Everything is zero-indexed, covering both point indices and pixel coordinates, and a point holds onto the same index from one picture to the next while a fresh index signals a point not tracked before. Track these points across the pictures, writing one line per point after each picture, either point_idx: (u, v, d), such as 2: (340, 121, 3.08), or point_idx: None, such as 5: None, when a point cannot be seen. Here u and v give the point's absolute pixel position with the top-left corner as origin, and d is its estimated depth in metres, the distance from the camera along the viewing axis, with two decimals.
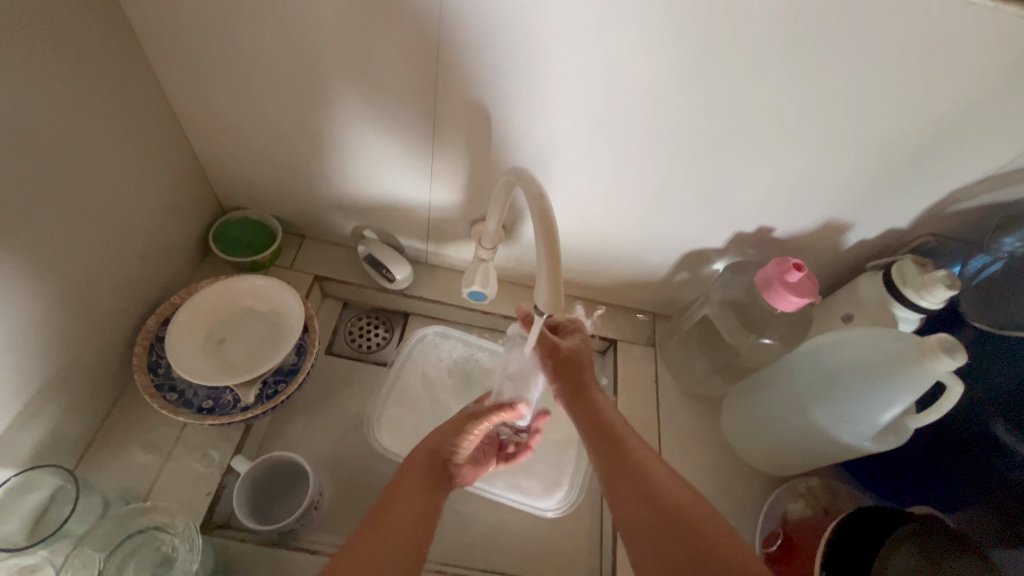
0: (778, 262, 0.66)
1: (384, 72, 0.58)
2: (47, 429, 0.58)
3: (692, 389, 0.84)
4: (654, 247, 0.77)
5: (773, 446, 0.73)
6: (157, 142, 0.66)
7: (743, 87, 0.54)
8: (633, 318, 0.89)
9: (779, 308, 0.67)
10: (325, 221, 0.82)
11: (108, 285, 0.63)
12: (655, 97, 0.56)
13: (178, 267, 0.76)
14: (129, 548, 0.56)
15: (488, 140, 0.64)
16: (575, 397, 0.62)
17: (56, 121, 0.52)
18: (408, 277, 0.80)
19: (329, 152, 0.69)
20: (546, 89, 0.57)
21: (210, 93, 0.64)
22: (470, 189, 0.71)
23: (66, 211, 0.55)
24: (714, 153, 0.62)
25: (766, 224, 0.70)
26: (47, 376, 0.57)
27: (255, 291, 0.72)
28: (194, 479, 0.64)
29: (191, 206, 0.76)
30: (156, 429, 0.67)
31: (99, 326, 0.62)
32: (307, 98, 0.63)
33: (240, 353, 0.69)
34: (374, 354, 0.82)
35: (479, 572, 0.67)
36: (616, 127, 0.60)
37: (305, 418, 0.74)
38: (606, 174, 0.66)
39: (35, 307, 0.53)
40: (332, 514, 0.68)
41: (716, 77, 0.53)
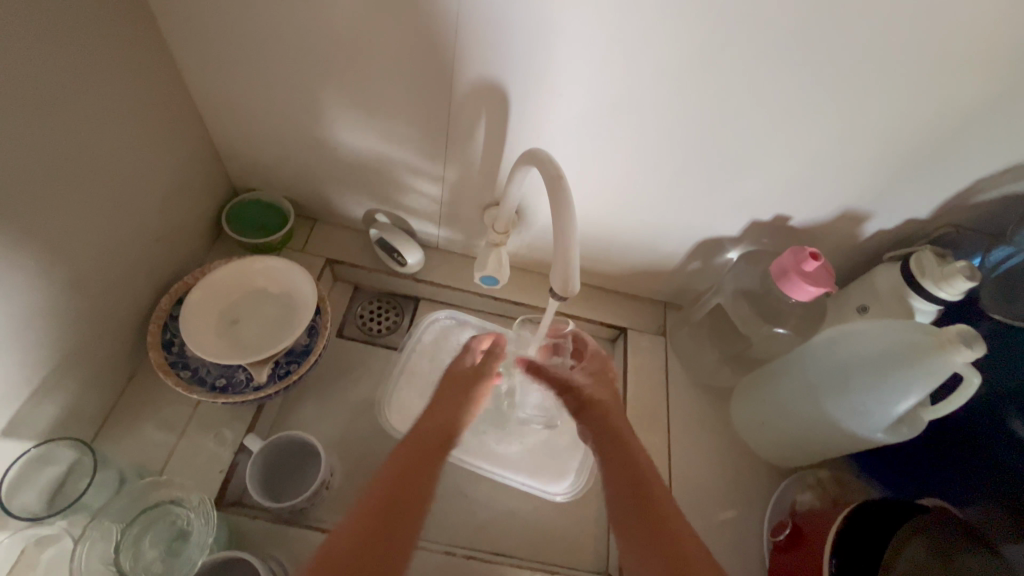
0: (795, 250, 0.65)
1: (400, 57, 0.58)
2: (64, 403, 0.59)
3: (702, 379, 0.84)
4: (668, 236, 0.76)
5: (783, 437, 0.73)
6: (173, 125, 0.66)
7: (765, 74, 0.53)
8: (644, 307, 0.89)
9: (794, 298, 0.66)
10: (338, 205, 0.82)
11: (123, 264, 0.63)
12: (674, 81, 0.55)
13: (192, 248, 0.76)
14: (144, 522, 0.57)
15: (502, 124, 0.63)
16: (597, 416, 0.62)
17: (75, 100, 0.52)
18: (420, 262, 0.80)
19: (343, 137, 0.69)
20: (564, 78, 0.57)
21: (226, 75, 0.64)
22: (484, 176, 0.70)
23: (79, 189, 0.55)
24: (731, 140, 0.61)
25: (783, 214, 0.69)
26: (64, 351, 0.57)
27: (267, 272, 0.72)
28: (207, 457, 0.65)
29: (205, 187, 0.76)
30: (171, 407, 0.67)
31: (115, 303, 0.63)
32: (322, 79, 0.62)
33: (253, 332, 0.69)
34: (385, 338, 0.82)
35: (488, 555, 0.67)
36: (635, 111, 0.59)
37: (316, 399, 0.75)
38: (623, 162, 0.66)
39: (48, 283, 0.53)
40: (342, 494, 0.69)
41: (736, 61, 0.52)
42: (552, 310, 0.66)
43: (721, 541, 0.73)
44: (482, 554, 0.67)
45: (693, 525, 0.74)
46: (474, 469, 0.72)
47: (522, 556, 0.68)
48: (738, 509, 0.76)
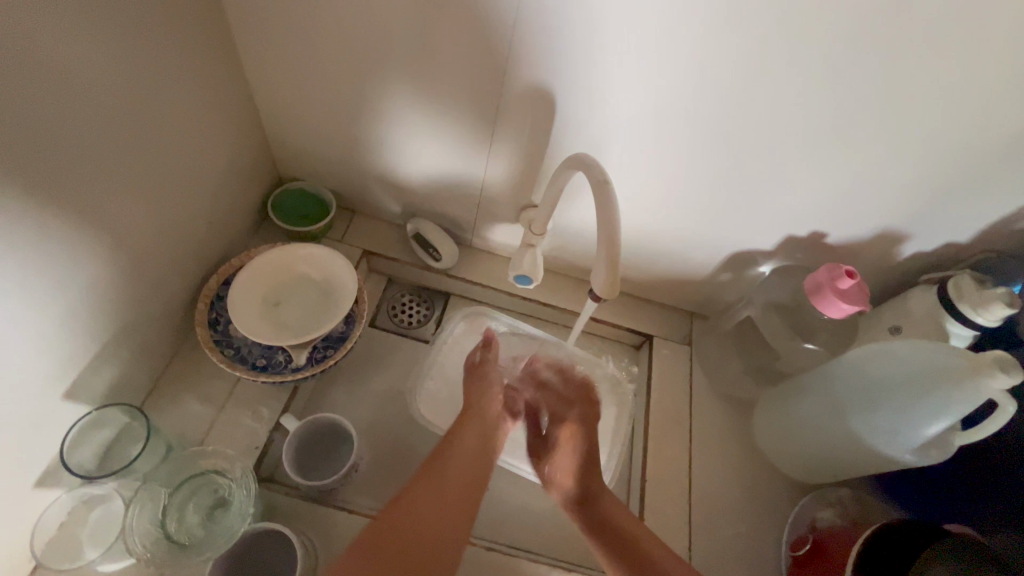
0: (829, 267, 0.66)
1: (451, 59, 0.60)
2: (119, 371, 0.62)
3: (725, 390, 0.84)
4: (700, 246, 0.77)
5: (806, 452, 0.73)
6: (231, 113, 0.70)
7: (808, 92, 0.54)
8: (671, 316, 0.89)
9: (827, 315, 0.66)
10: (378, 199, 0.84)
11: (177, 241, 0.66)
12: (723, 92, 0.56)
13: (238, 231, 0.79)
14: (189, 489, 0.60)
15: (546, 128, 0.65)
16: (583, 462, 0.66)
17: (148, 84, 0.55)
18: (453, 257, 0.82)
19: (388, 133, 0.71)
20: (610, 83, 0.58)
21: (282, 67, 0.67)
22: (522, 178, 0.72)
23: (143, 167, 0.58)
24: (773, 153, 0.61)
25: (819, 230, 0.70)
26: (123, 321, 0.61)
27: (310, 259, 0.74)
28: (245, 433, 0.68)
29: (254, 174, 0.79)
30: (212, 382, 0.70)
31: (168, 279, 0.66)
32: (374, 74, 0.64)
33: (293, 316, 0.72)
34: (415, 330, 0.84)
35: (505, 547, 0.68)
36: (679, 121, 0.60)
37: (348, 385, 0.77)
38: (661, 171, 0.67)
39: (113, 255, 0.57)
40: (369, 479, 0.71)
41: (790, 76, 0.53)
42: (590, 310, 0.69)
43: (738, 553, 0.73)
44: (500, 546, 0.69)
45: (711, 534, 0.74)
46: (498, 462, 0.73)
47: (539, 552, 0.69)
48: (757, 522, 0.76)
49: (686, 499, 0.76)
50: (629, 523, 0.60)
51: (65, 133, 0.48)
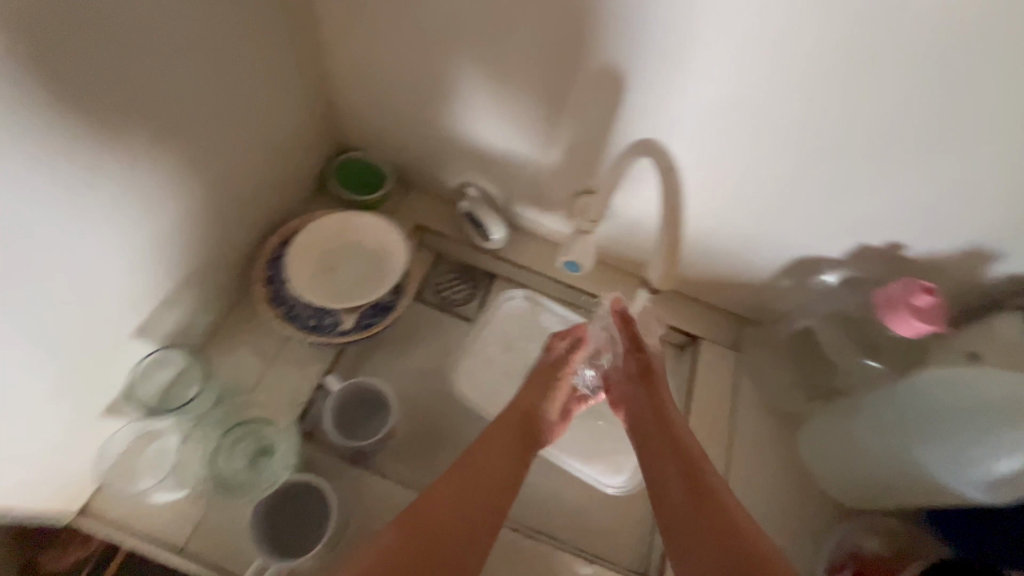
0: (906, 282, 0.61)
1: (523, 33, 0.59)
2: (181, 317, 0.66)
3: (772, 402, 0.81)
4: (762, 249, 0.73)
5: (855, 472, 0.70)
6: (302, 78, 0.71)
7: (905, 89, 0.50)
8: (720, 319, 0.86)
9: (898, 332, 0.62)
10: (433, 174, 0.84)
11: (243, 199, 0.68)
12: (813, 83, 0.52)
13: (298, 195, 0.82)
14: (237, 433, 0.63)
15: (614, 110, 0.63)
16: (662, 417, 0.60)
17: (233, 44, 0.57)
18: (503, 238, 0.81)
19: (452, 107, 0.71)
20: (687, 66, 0.55)
21: (356, 35, 0.68)
22: (581, 162, 0.71)
23: (222, 124, 0.60)
24: (860, 152, 0.57)
25: (897, 241, 0.65)
26: (188, 270, 0.64)
27: (365, 227, 0.75)
28: (291, 389, 0.70)
29: (317, 140, 0.81)
30: (263, 337, 0.73)
31: (232, 235, 0.69)
32: (445, 45, 0.64)
33: (345, 281, 0.74)
34: (457, 308, 0.84)
35: (529, 531, 0.68)
36: (758, 111, 0.57)
37: (389, 354, 0.78)
38: (729, 165, 0.64)
39: (187, 207, 0.59)
40: (402, 447, 0.72)
41: (897, 68, 0.49)
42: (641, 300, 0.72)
43: None
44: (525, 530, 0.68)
45: None
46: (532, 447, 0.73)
47: (563, 540, 0.69)
48: (792, 541, 0.73)
49: None
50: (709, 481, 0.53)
51: (158, 84, 0.50)
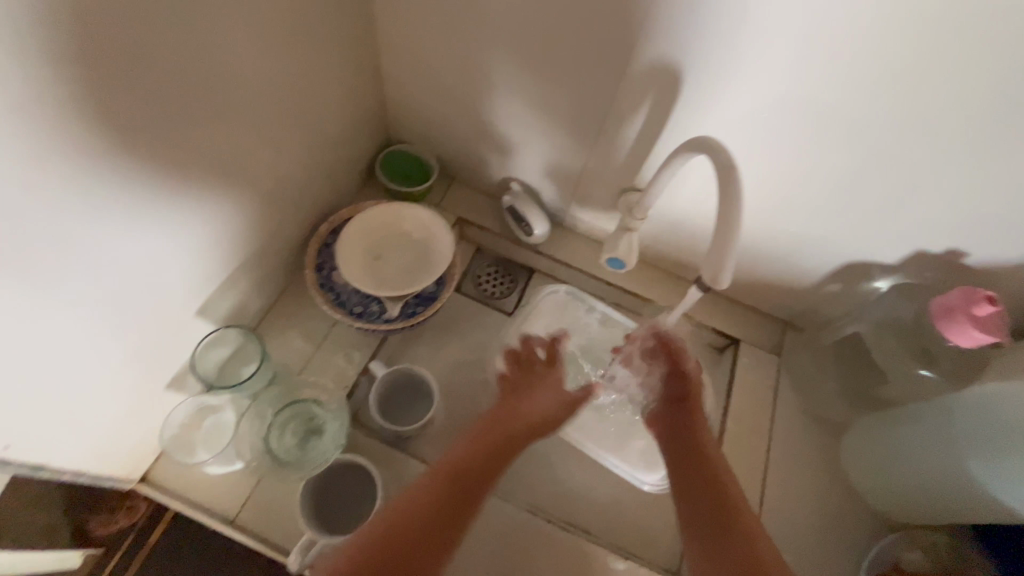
0: (966, 291, 0.59)
1: (578, 30, 0.59)
2: (237, 298, 0.69)
3: (814, 408, 0.79)
4: (811, 252, 0.72)
5: (900, 484, 0.69)
6: (357, 72, 0.73)
7: (979, 92, 0.48)
8: (762, 322, 0.85)
9: (954, 342, 0.60)
10: (478, 168, 0.85)
11: (298, 187, 0.71)
12: (881, 84, 0.51)
13: (348, 186, 0.84)
14: (287, 413, 0.66)
15: (668, 107, 0.62)
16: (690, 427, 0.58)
17: (296, 37, 0.59)
18: (545, 233, 0.82)
19: (501, 103, 0.72)
20: (745, 65, 0.55)
21: (411, 29, 0.69)
22: (629, 159, 0.71)
23: (282, 114, 0.62)
24: (925, 155, 0.55)
25: (958, 248, 0.63)
26: (246, 254, 0.66)
27: (412, 219, 0.77)
28: (337, 372, 0.73)
29: (367, 132, 0.83)
30: (312, 321, 0.76)
31: (286, 221, 0.71)
32: (501, 40, 0.64)
33: (392, 271, 0.76)
34: (497, 301, 0.85)
35: (562, 523, 0.69)
36: (816, 112, 0.56)
37: (430, 343, 0.80)
38: (782, 166, 0.63)
39: (247, 193, 0.62)
40: (441, 434, 0.74)
41: (972, 71, 0.47)
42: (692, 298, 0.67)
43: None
44: (559, 522, 0.69)
45: None
46: (569, 441, 0.74)
47: (597, 534, 0.70)
48: (829, 550, 0.71)
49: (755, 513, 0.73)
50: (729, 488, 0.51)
51: (228, 75, 0.52)
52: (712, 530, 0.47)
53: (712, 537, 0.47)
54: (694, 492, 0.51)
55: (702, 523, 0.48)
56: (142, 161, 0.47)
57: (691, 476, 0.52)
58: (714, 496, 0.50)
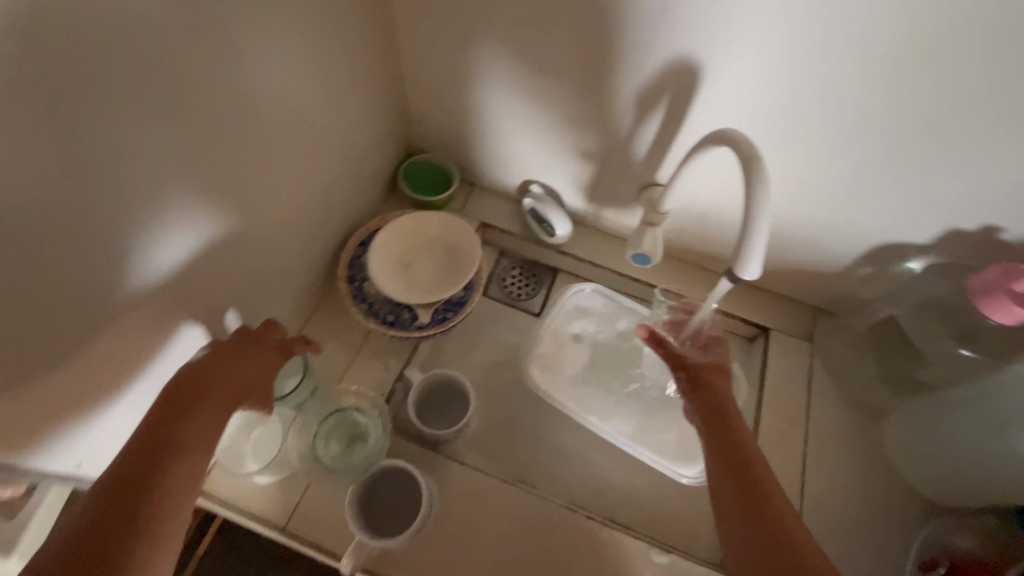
0: (1005, 267, 0.58)
1: (588, 30, 0.60)
2: (276, 312, 0.71)
3: (852, 394, 0.78)
4: (840, 236, 0.71)
5: (947, 466, 0.67)
6: (377, 88, 0.75)
7: (992, 62, 0.48)
8: (793, 310, 0.84)
9: (994, 318, 0.59)
10: (498, 172, 0.87)
11: (327, 203, 0.74)
12: (899, 61, 0.51)
13: (374, 198, 0.87)
14: (332, 421, 0.68)
15: (683, 101, 0.63)
16: (720, 409, 0.59)
17: (318, 59, 0.62)
18: (568, 233, 0.83)
19: (516, 107, 0.74)
20: (760, 54, 0.55)
21: (424, 42, 0.71)
22: (648, 155, 0.71)
23: (306, 133, 0.65)
24: (959, 127, 0.54)
25: (994, 224, 0.61)
26: (282, 269, 0.69)
27: (441, 226, 0.79)
28: (374, 379, 0.75)
29: (389, 145, 0.85)
30: (347, 332, 0.78)
31: (317, 235, 0.74)
32: (514, 45, 0.65)
33: (422, 278, 0.77)
34: (524, 302, 0.86)
35: (603, 519, 0.69)
36: (832, 94, 0.56)
37: (461, 346, 0.81)
38: (803, 151, 0.63)
39: (280, 211, 0.65)
40: (478, 436, 0.75)
41: (995, 37, 0.46)
42: (717, 295, 0.61)
43: (853, 566, 0.69)
44: (599, 518, 0.70)
45: (824, 543, 0.70)
46: (605, 436, 0.75)
47: (638, 528, 0.70)
48: (877, 538, 0.70)
49: (797, 502, 0.72)
50: (759, 465, 0.53)
51: (256, 100, 0.54)
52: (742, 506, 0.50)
53: (738, 510, 0.50)
54: (724, 472, 0.53)
55: (731, 499, 0.51)
56: (108, 378, 0.51)
57: (721, 457, 0.54)
58: (743, 475, 0.52)
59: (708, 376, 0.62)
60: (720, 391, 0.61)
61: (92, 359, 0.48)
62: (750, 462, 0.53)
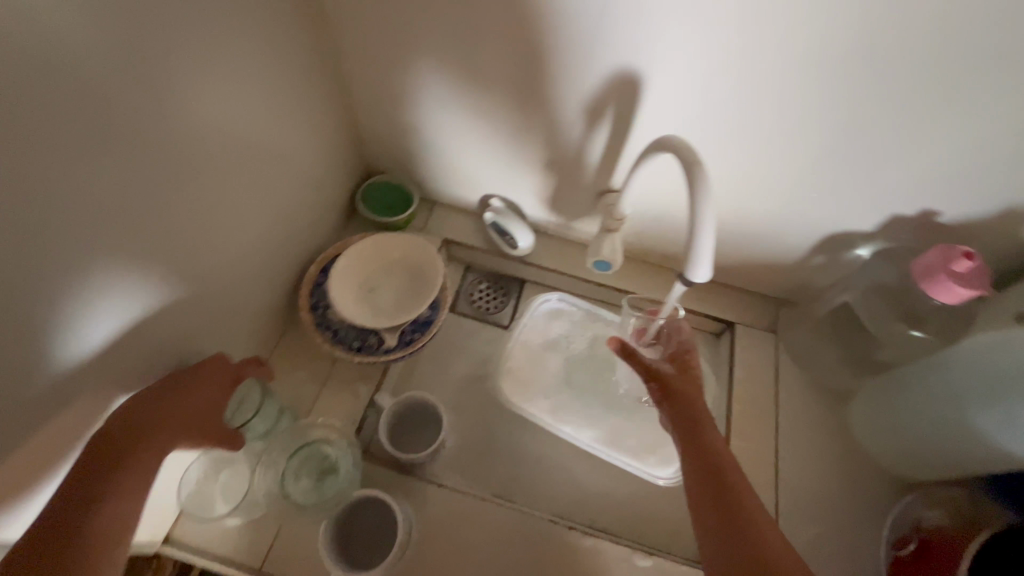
0: (943, 249, 0.60)
1: (529, 45, 0.61)
2: (237, 349, 0.70)
3: (817, 380, 0.80)
4: (791, 229, 0.73)
5: (910, 443, 0.70)
6: (326, 114, 0.75)
7: (911, 58, 0.51)
8: (755, 303, 0.86)
9: (938, 299, 0.61)
10: (456, 188, 0.87)
11: (283, 233, 0.72)
12: (826, 62, 0.53)
13: (332, 223, 0.86)
14: (301, 456, 0.67)
15: (628, 109, 0.64)
16: (694, 419, 0.58)
17: (262, 91, 0.61)
18: (530, 245, 0.83)
19: (467, 124, 0.74)
20: (695, 61, 0.57)
21: (371, 67, 0.71)
22: (600, 163, 0.72)
23: (256, 166, 0.64)
24: (889, 117, 0.56)
25: (930, 208, 0.64)
26: (240, 305, 0.67)
27: (401, 247, 0.78)
28: (345, 408, 0.74)
29: (344, 169, 0.84)
30: (313, 362, 0.77)
31: (275, 267, 0.73)
32: (460, 64, 0.66)
33: (386, 300, 0.77)
34: (492, 316, 0.86)
35: (586, 528, 0.69)
36: (769, 95, 0.58)
37: (432, 366, 0.81)
38: (746, 151, 0.65)
39: (233, 246, 0.63)
40: (455, 455, 0.74)
41: (911, 32, 0.49)
42: (676, 296, 0.62)
43: (833, 550, 0.70)
44: (582, 527, 0.70)
45: (802, 529, 0.71)
46: (584, 446, 0.74)
47: (621, 533, 0.70)
48: (853, 519, 0.72)
49: (774, 492, 0.73)
50: (735, 476, 0.54)
51: (200, 139, 0.54)
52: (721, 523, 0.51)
53: (718, 528, 0.51)
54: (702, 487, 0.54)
55: (711, 515, 0.52)
56: (59, 439, 0.49)
57: (698, 471, 0.54)
58: (721, 490, 0.53)
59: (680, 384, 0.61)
60: (694, 399, 0.60)
61: (46, 428, 0.47)
62: (726, 474, 0.54)
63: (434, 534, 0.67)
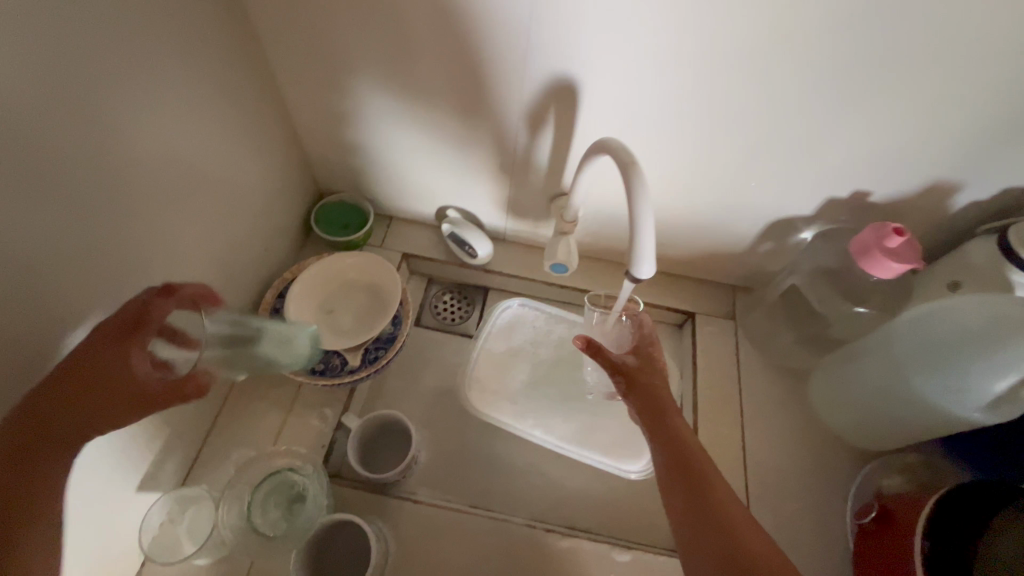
0: (876, 227, 0.63)
1: (468, 57, 0.61)
2: None
3: (776, 361, 0.83)
4: (737, 218, 0.76)
5: (865, 416, 0.73)
6: (273, 138, 0.74)
7: (831, 51, 0.54)
8: (712, 291, 0.88)
9: (877, 275, 0.64)
10: (411, 202, 0.87)
11: (235, 262, 0.71)
12: (754, 58, 0.55)
13: (287, 247, 0.84)
14: (268, 487, 0.66)
15: (570, 114, 0.65)
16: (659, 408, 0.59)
17: (205, 121, 0.60)
18: (489, 253, 0.84)
19: (417, 138, 0.74)
20: (630, 64, 0.58)
21: (316, 89, 0.70)
22: (549, 168, 0.73)
23: (203, 197, 0.63)
24: (817, 106, 0.59)
25: (862, 189, 0.67)
26: None
27: (359, 266, 0.78)
28: (313, 433, 0.73)
29: (296, 192, 0.83)
30: (277, 389, 0.75)
31: (229, 297, 0.71)
32: (403, 80, 0.66)
33: (347, 320, 0.76)
34: (458, 326, 0.86)
35: (563, 529, 0.70)
36: (704, 92, 0.60)
37: (400, 382, 0.80)
38: (686, 146, 0.67)
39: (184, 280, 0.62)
40: (428, 469, 0.74)
41: (828, 28, 0.52)
42: (627, 291, 0.64)
43: (805, 525, 0.72)
44: (559, 528, 0.70)
45: (773, 507, 0.73)
46: (552, 446, 0.75)
47: (598, 530, 0.71)
48: (820, 492, 0.75)
49: (744, 474, 0.75)
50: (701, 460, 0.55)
51: (144, 176, 0.53)
52: (691, 507, 0.52)
53: (688, 512, 0.52)
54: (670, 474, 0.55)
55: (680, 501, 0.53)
56: None
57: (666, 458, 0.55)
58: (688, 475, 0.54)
59: (643, 376, 0.62)
60: (657, 388, 0.61)
61: None
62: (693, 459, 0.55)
63: (412, 551, 0.67)
